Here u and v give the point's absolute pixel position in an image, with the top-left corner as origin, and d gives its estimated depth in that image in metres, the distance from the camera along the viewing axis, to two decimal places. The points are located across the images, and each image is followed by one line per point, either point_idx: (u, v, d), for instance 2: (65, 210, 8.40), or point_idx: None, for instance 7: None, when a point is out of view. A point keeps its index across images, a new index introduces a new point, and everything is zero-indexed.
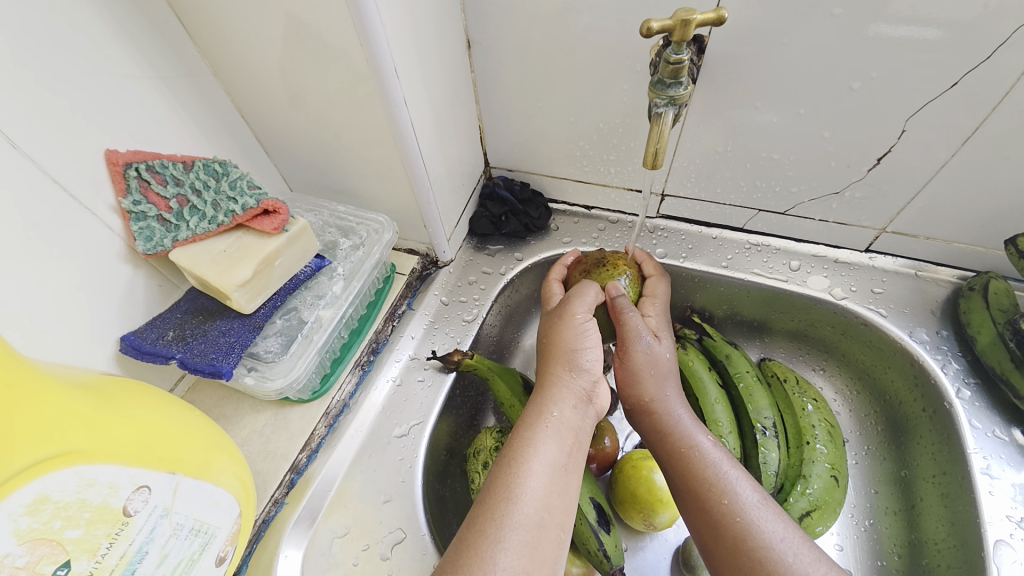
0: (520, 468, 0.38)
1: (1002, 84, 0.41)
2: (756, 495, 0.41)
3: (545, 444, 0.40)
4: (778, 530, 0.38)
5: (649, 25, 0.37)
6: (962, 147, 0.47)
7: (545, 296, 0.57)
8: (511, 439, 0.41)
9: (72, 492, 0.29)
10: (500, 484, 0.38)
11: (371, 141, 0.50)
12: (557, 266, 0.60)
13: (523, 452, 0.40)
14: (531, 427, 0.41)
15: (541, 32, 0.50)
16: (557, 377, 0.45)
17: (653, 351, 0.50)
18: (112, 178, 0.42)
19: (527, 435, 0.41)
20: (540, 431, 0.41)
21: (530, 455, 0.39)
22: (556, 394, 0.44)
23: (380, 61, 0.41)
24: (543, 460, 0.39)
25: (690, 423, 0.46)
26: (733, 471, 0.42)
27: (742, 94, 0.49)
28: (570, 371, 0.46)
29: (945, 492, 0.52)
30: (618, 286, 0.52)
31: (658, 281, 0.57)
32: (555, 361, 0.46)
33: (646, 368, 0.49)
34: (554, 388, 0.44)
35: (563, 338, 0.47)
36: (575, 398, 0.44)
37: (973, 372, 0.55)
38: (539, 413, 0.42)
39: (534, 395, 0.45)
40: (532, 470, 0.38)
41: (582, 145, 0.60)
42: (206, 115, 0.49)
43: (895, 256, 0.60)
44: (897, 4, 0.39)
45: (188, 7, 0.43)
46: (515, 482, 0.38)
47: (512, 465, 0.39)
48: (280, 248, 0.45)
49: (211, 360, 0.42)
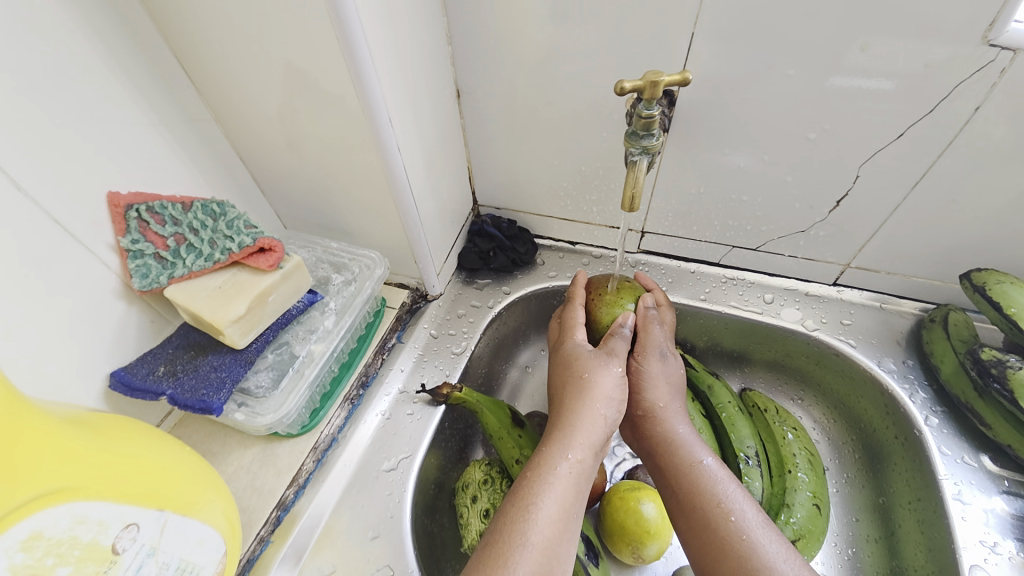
0: (534, 511, 0.39)
1: (943, 134, 0.46)
2: (760, 516, 0.42)
3: (560, 489, 0.41)
4: (781, 552, 0.39)
5: (621, 84, 0.41)
6: (913, 189, 0.51)
7: (567, 319, 0.57)
8: (528, 477, 0.42)
9: (64, 528, 0.29)
10: (514, 526, 0.38)
11: (365, 182, 0.52)
12: (577, 289, 0.59)
13: (538, 495, 0.40)
14: (551, 468, 0.42)
15: (525, 83, 0.54)
16: (580, 415, 0.45)
17: (668, 364, 0.53)
18: (113, 219, 0.43)
19: (543, 477, 0.41)
20: (557, 473, 0.41)
21: (544, 498, 0.40)
22: (577, 434, 0.44)
23: (375, 111, 0.44)
24: (556, 503, 0.40)
25: (693, 440, 0.48)
26: (736, 492, 0.43)
27: (711, 140, 0.53)
28: (593, 408, 0.46)
29: (921, 518, 0.54)
30: (650, 300, 0.56)
31: (667, 310, 0.59)
32: (580, 398, 0.46)
33: (661, 377, 0.52)
34: (575, 426, 0.45)
35: (598, 376, 0.48)
36: (596, 444, 0.44)
37: (940, 400, 0.57)
38: (562, 455, 0.43)
39: (553, 432, 0.45)
40: (545, 515, 0.39)
41: (566, 185, 0.63)
42: (206, 157, 0.52)
43: (861, 289, 0.64)
44: (844, 63, 0.44)
45: (194, 59, 0.46)
46: (528, 527, 0.38)
47: (525, 508, 0.39)
48: (274, 283, 0.46)
49: (201, 396, 0.43)
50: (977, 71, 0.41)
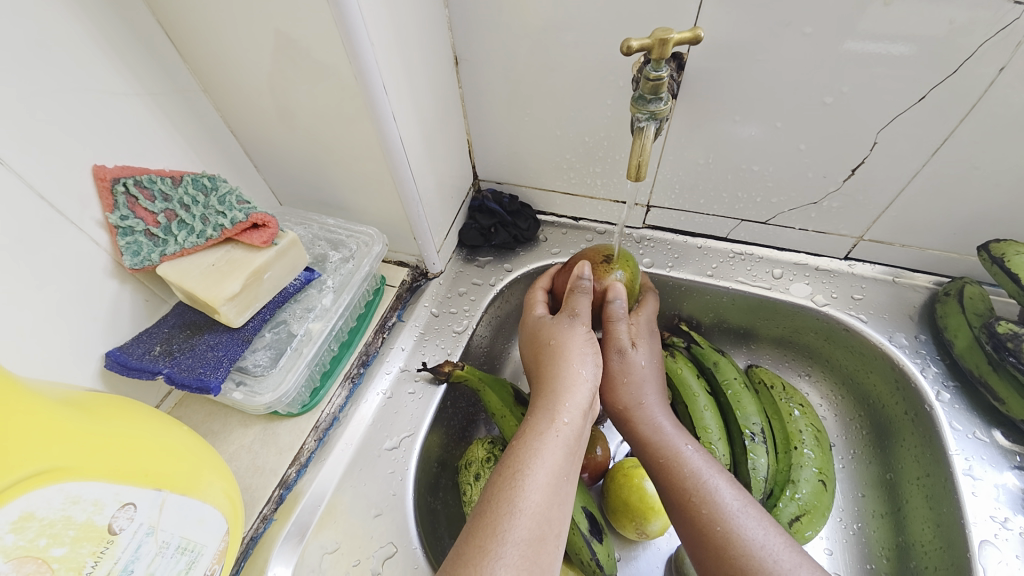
0: (523, 479, 0.38)
1: (968, 97, 0.43)
2: (738, 501, 0.41)
3: (549, 455, 0.40)
4: (761, 537, 0.38)
5: (629, 44, 0.39)
6: (933, 157, 0.49)
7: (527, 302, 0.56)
8: (515, 447, 0.41)
9: (57, 509, 0.29)
10: (500, 496, 0.37)
11: (360, 155, 0.50)
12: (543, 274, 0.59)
13: (527, 463, 0.39)
14: (539, 436, 0.41)
15: (527, 51, 0.52)
16: (563, 381, 0.45)
17: (627, 360, 0.50)
18: (100, 194, 0.42)
19: (531, 445, 0.40)
20: (544, 439, 0.41)
21: (533, 465, 0.39)
22: (564, 400, 0.43)
23: (368, 78, 0.42)
24: (547, 470, 0.39)
25: (672, 431, 0.47)
26: (715, 480, 0.43)
27: (721, 108, 0.51)
28: (575, 372, 0.45)
29: (930, 494, 0.53)
30: (616, 290, 0.50)
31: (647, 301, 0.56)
32: (560, 364, 0.46)
33: (618, 379, 0.50)
34: (562, 392, 0.44)
35: (567, 343, 0.47)
36: (583, 405, 0.44)
37: (952, 375, 0.56)
38: (548, 421, 0.42)
39: (540, 400, 0.44)
40: (534, 482, 0.38)
41: (569, 158, 0.61)
42: (196, 131, 0.50)
43: (873, 263, 0.62)
44: (866, 22, 0.41)
45: (179, 26, 0.43)
46: (517, 494, 0.37)
47: (514, 477, 0.38)
48: (269, 260, 0.45)
49: (198, 375, 0.42)
50: (1002, 30, 0.39)
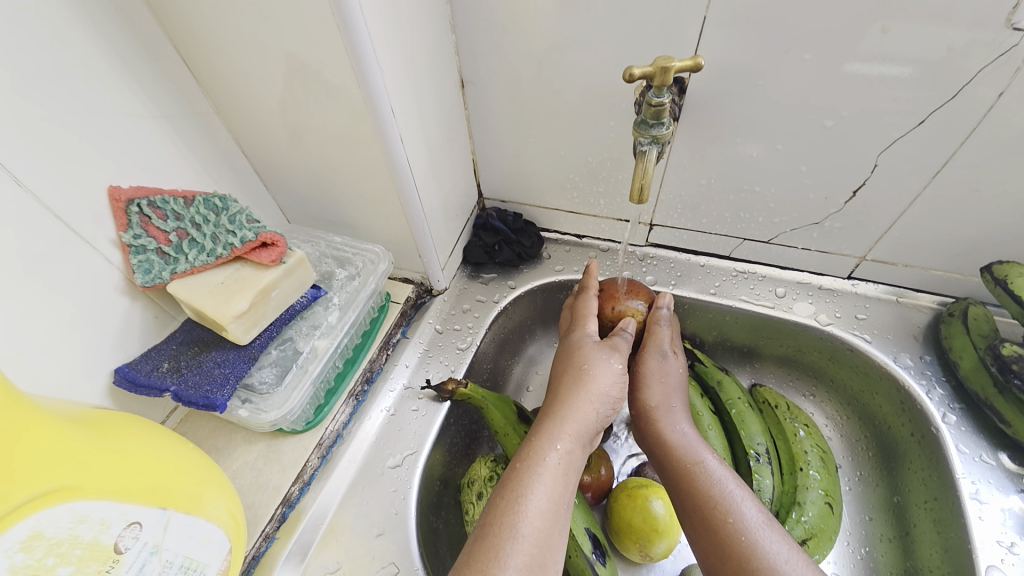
0: (523, 504, 0.38)
1: (966, 121, 0.44)
2: (761, 516, 0.41)
3: (549, 481, 0.40)
4: (782, 552, 0.38)
5: (631, 71, 0.40)
6: (933, 179, 0.49)
7: (580, 309, 0.55)
8: (513, 471, 0.41)
9: (64, 528, 0.29)
10: (500, 522, 0.37)
11: (368, 174, 0.51)
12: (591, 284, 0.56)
13: (529, 488, 0.39)
14: (540, 462, 0.40)
15: (531, 74, 0.53)
16: (572, 408, 0.44)
17: (666, 363, 0.53)
18: (114, 214, 0.43)
19: (534, 470, 0.40)
20: (546, 465, 0.40)
21: (534, 490, 0.39)
22: (567, 427, 0.43)
23: (377, 102, 0.43)
24: (546, 496, 0.39)
25: (693, 439, 0.47)
26: (738, 490, 0.43)
27: (722, 130, 0.51)
28: (587, 404, 0.45)
29: (938, 518, 0.52)
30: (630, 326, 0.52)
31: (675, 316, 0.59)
32: (575, 392, 0.45)
33: (655, 377, 0.52)
34: (568, 419, 0.44)
35: (592, 374, 0.46)
36: (581, 434, 0.44)
37: (958, 397, 0.56)
38: (550, 449, 0.42)
39: (544, 421, 0.44)
40: (533, 508, 0.38)
41: (573, 177, 0.62)
42: (208, 152, 0.51)
43: (877, 283, 0.62)
44: (863, 47, 0.42)
45: (196, 52, 0.45)
46: (517, 520, 0.37)
47: (515, 501, 0.38)
48: (277, 279, 0.46)
49: (205, 392, 0.42)
50: (1000, 56, 0.39)
